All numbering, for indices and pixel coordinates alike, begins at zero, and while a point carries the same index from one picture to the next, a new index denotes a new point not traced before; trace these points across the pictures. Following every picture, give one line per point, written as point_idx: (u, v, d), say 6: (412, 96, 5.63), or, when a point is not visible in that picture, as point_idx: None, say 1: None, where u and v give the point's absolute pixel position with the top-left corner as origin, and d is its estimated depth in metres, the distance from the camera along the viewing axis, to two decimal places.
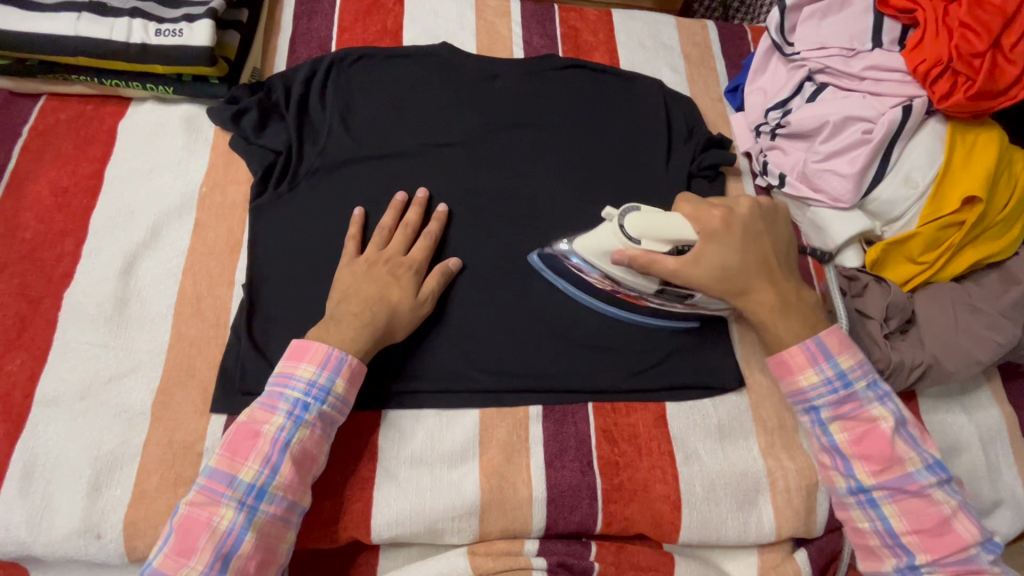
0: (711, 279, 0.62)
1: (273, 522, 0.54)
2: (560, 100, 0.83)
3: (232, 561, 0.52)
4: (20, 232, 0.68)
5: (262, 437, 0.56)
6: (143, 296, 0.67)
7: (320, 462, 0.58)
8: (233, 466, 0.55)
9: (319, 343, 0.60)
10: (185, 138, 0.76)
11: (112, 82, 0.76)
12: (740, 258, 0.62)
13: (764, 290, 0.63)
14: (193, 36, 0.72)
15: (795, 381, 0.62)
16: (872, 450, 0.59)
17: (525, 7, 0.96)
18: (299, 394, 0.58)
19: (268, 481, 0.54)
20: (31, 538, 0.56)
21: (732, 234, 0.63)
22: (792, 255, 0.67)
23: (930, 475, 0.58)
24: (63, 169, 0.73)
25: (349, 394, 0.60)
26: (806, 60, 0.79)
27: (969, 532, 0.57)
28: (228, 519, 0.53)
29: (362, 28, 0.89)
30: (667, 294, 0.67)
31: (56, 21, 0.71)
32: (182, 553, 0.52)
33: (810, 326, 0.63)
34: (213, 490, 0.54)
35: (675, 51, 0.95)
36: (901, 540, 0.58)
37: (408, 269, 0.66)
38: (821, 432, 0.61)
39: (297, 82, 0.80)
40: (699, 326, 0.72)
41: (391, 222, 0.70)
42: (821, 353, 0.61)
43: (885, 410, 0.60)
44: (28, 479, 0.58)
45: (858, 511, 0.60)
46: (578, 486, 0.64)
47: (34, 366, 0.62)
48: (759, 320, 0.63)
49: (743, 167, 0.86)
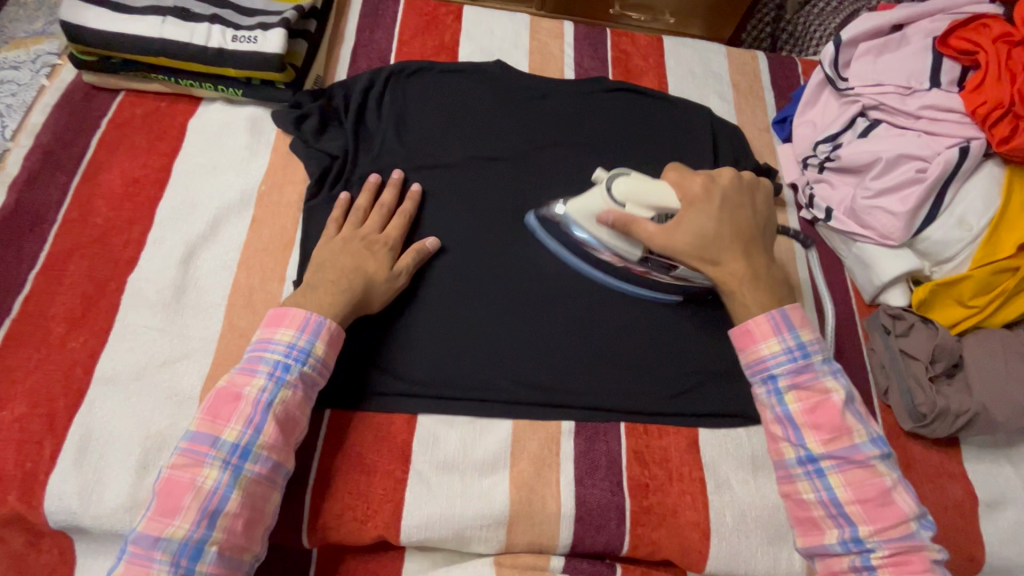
0: (685, 244, 0.64)
1: (258, 482, 0.56)
2: (608, 122, 0.85)
3: (220, 518, 0.53)
4: (92, 218, 0.72)
5: (244, 399, 0.57)
6: (200, 286, 0.70)
7: (303, 425, 0.60)
8: (215, 427, 0.56)
9: (296, 309, 0.62)
10: (249, 138, 0.80)
11: (186, 82, 0.80)
12: (716, 227, 0.64)
13: (735, 262, 0.64)
14: (266, 43, 0.76)
15: (756, 350, 0.61)
16: (823, 420, 0.58)
17: (577, 30, 0.98)
18: (279, 355, 0.60)
19: (251, 441, 0.56)
20: (82, 509, 0.58)
21: (711, 202, 0.65)
22: (770, 229, 0.69)
23: (875, 448, 0.58)
24: (135, 161, 0.77)
25: (330, 358, 0.62)
26: (860, 96, 0.80)
27: (908, 505, 0.56)
28: (213, 479, 0.54)
29: (420, 42, 0.93)
30: (651, 263, 0.70)
31: (143, 24, 0.76)
32: (166, 514, 0.53)
33: (781, 298, 0.64)
34: (196, 452, 0.55)
35: (723, 80, 0.96)
36: (844, 510, 0.57)
37: (384, 245, 0.69)
38: (776, 401, 0.60)
39: (357, 91, 0.84)
40: (680, 301, 0.74)
41: (365, 202, 0.73)
42: (785, 323, 0.61)
43: (838, 383, 0.60)
44: (83, 451, 0.60)
45: (805, 482, 0.59)
46: (606, 505, 0.64)
47: (96, 345, 0.65)
48: (728, 290, 0.64)
49: (788, 199, 0.86)
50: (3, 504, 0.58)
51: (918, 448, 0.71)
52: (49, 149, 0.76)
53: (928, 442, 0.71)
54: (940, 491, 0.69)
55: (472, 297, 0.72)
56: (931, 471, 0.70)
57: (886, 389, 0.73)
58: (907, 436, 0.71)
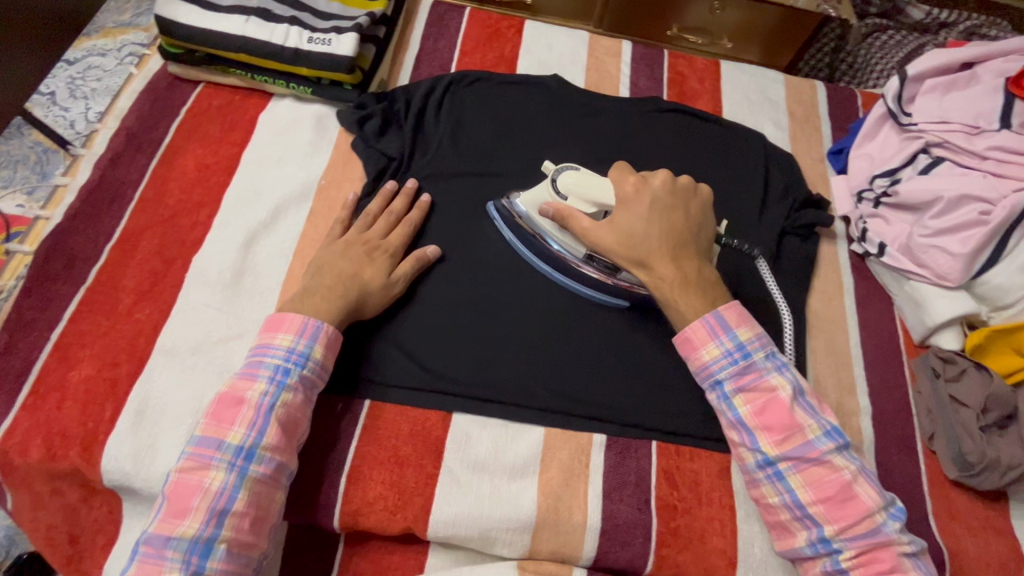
0: (615, 242, 0.67)
1: (262, 482, 0.57)
2: (661, 142, 0.86)
3: (227, 518, 0.55)
4: (165, 199, 0.77)
5: (246, 403, 0.59)
6: (258, 271, 0.74)
7: (303, 427, 0.62)
8: (220, 431, 0.58)
9: (294, 315, 0.64)
10: (314, 134, 0.84)
11: (261, 78, 0.85)
12: (644, 229, 0.67)
13: (665, 266, 0.65)
14: (340, 46, 0.80)
15: (698, 356, 0.64)
16: (773, 421, 0.60)
17: (635, 50, 0.99)
18: (279, 359, 0.62)
19: (255, 443, 0.57)
20: (135, 472, 0.61)
21: (641, 204, 0.68)
22: (706, 232, 0.70)
23: (828, 442, 0.59)
24: (208, 148, 0.81)
25: (327, 360, 0.64)
26: (924, 132, 0.78)
27: (869, 496, 0.57)
28: (220, 480, 0.56)
29: (481, 53, 0.96)
30: (596, 263, 0.72)
31: (229, 22, 0.81)
32: (176, 515, 0.55)
33: (710, 302, 0.65)
34: (202, 455, 0.57)
35: (780, 107, 0.96)
36: (808, 511, 0.58)
37: (385, 253, 0.71)
38: (726, 406, 0.63)
39: (418, 95, 0.87)
40: (628, 307, 0.75)
41: (377, 208, 0.75)
42: (721, 326, 0.64)
43: (783, 379, 0.62)
44: (140, 416, 0.64)
45: (768, 486, 0.60)
46: (633, 522, 0.64)
47: (159, 318, 0.69)
48: (658, 294, 0.66)
49: (839, 231, 0.85)
50: (64, 459, 0.62)
51: (962, 499, 0.68)
52: (132, 133, 0.82)
53: (973, 493, 0.69)
54: (984, 546, 0.66)
55: (514, 303, 0.73)
56: (975, 525, 0.67)
57: (931, 434, 0.71)
58: (951, 485, 0.69)
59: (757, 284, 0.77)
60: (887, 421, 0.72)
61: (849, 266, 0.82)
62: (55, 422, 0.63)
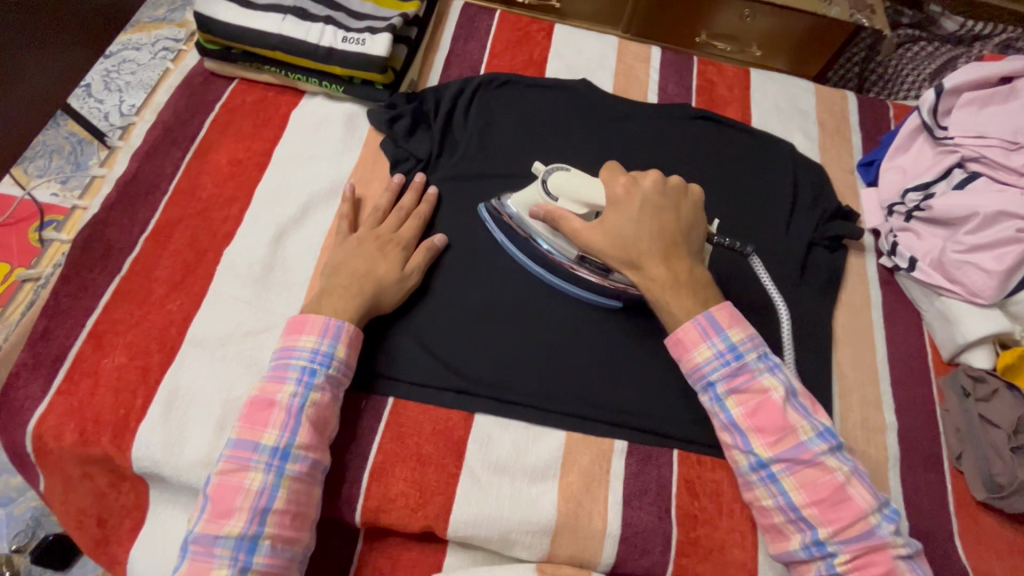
0: (606, 244, 0.67)
1: (300, 480, 0.58)
2: (689, 149, 0.86)
3: (270, 516, 0.56)
4: (198, 192, 0.78)
5: (277, 406, 0.60)
6: (287, 266, 0.75)
7: (334, 424, 0.63)
8: (255, 434, 0.59)
9: (316, 316, 0.65)
10: (344, 132, 0.85)
11: (295, 76, 0.86)
12: (635, 231, 0.66)
13: (656, 266, 0.65)
14: (373, 46, 0.81)
15: (691, 358, 0.63)
16: (765, 422, 0.60)
17: (665, 56, 0.99)
18: (304, 360, 0.62)
19: (290, 443, 0.58)
20: (164, 459, 0.63)
21: (632, 204, 0.67)
22: (698, 232, 0.69)
23: (821, 443, 0.59)
24: (241, 144, 0.83)
25: (351, 359, 0.65)
26: (960, 147, 0.77)
27: (864, 499, 0.57)
28: (259, 480, 0.57)
29: (511, 55, 0.96)
30: (588, 264, 0.72)
31: (266, 20, 0.82)
32: (221, 516, 0.56)
33: (701, 302, 0.65)
34: (241, 457, 0.58)
35: (810, 117, 0.95)
36: (802, 514, 0.58)
37: (397, 246, 0.72)
38: (720, 408, 0.62)
39: (447, 97, 0.87)
40: (621, 307, 0.74)
41: (387, 204, 0.76)
42: (713, 328, 0.63)
43: (775, 380, 0.61)
44: (170, 405, 0.65)
45: (762, 488, 0.60)
46: (653, 530, 0.64)
47: (190, 309, 0.70)
48: (649, 295, 0.66)
49: (867, 244, 0.84)
50: (96, 444, 0.63)
51: (989, 521, 0.67)
52: (168, 126, 0.83)
53: (1001, 516, 0.67)
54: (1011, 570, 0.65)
55: (536, 307, 0.74)
56: (1003, 548, 0.66)
57: (959, 453, 0.69)
58: (978, 507, 0.67)
59: (783, 295, 0.76)
60: (914, 438, 0.71)
61: (877, 280, 0.81)
62: (89, 408, 0.64)
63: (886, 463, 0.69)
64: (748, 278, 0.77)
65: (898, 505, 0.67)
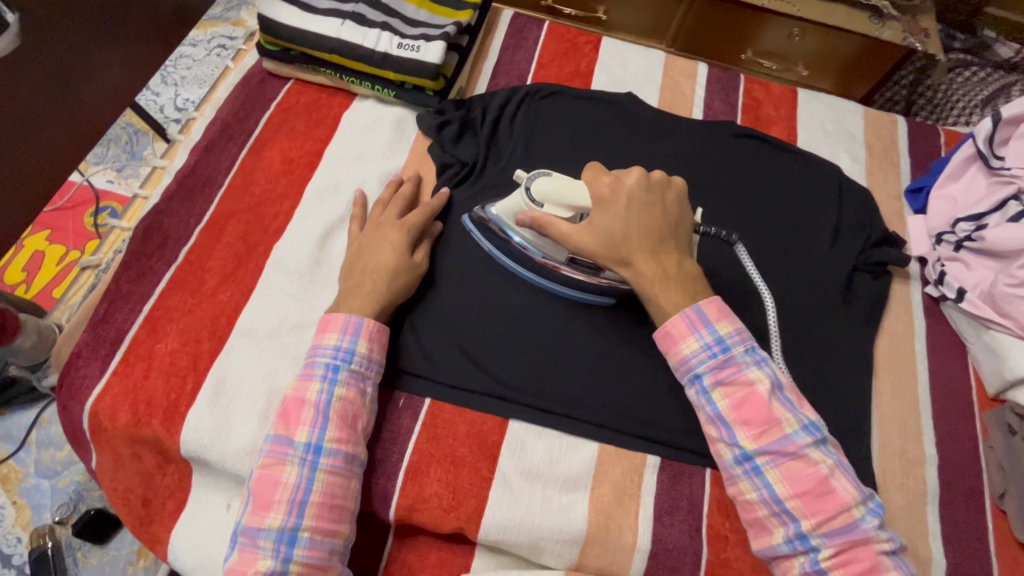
0: (595, 245, 0.65)
1: (335, 474, 0.59)
2: (733, 167, 0.86)
3: (308, 508, 0.58)
4: (252, 188, 0.81)
5: (307, 403, 0.62)
6: (333, 263, 0.77)
7: (365, 418, 0.64)
8: (290, 430, 0.61)
9: (338, 314, 0.67)
10: (393, 136, 0.87)
11: (349, 79, 0.88)
12: (623, 226, 0.65)
13: (646, 261, 0.64)
14: (427, 53, 0.83)
15: (678, 350, 0.63)
16: (751, 415, 0.59)
17: (711, 72, 0.99)
18: (328, 358, 0.64)
19: (321, 438, 0.60)
20: (211, 445, 0.65)
21: (618, 203, 0.66)
22: (685, 226, 0.68)
23: (806, 436, 0.58)
24: (294, 143, 0.85)
25: (374, 354, 0.66)
26: (1016, 179, 0.74)
27: (848, 493, 0.56)
28: (295, 474, 0.59)
29: (558, 67, 0.97)
30: (577, 264, 0.72)
31: (324, 24, 0.85)
32: (263, 508, 0.58)
33: (690, 296, 0.64)
34: (279, 452, 0.60)
35: (858, 140, 0.93)
36: (786, 506, 0.57)
37: (399, 228, 0.73)
38: (705, 401, 0.62)
39: (494, 105, 0.88)
40: (615, 302, 0.75)
41: (388, 195, 0.79)
42: (700, 320, 0.63)
43: (762, 373, 0.61)
44: (218, 393, 0.67)
45: (746, 481, 0.59)
46: (683, 548, 0.64)
47: (240, 301, 0.73)
48: (641, 291, 0.65)
49: (913, 271, 0.83)
50: (148, 426, 0.66)
51: None
52: (226, 123, 0.86)
53: None
54: None
55: (575, 317, 0.74)
56: None
57: (1003, 492, 0.68)
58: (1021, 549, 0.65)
59: (825, 319, 0.76)
60: (955, 474, 0.69)
61: (922, 310, 0.80)
62: (143, 390, 0.67)
63: (925, 497, 0.68)
64: (789, 299, 0.76)
65: (936, 542, 0.65)
